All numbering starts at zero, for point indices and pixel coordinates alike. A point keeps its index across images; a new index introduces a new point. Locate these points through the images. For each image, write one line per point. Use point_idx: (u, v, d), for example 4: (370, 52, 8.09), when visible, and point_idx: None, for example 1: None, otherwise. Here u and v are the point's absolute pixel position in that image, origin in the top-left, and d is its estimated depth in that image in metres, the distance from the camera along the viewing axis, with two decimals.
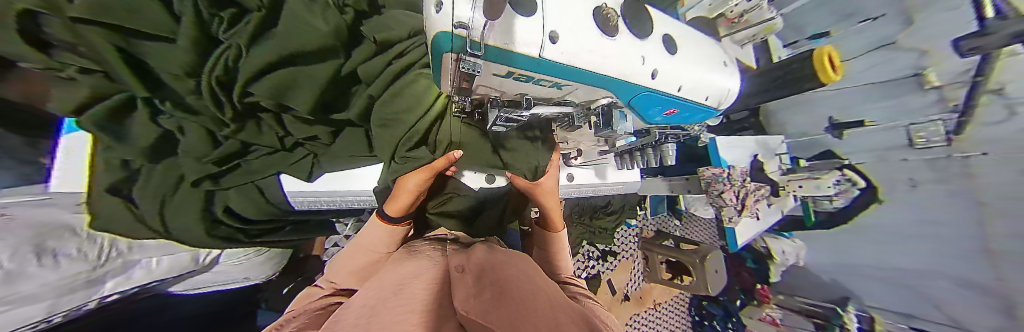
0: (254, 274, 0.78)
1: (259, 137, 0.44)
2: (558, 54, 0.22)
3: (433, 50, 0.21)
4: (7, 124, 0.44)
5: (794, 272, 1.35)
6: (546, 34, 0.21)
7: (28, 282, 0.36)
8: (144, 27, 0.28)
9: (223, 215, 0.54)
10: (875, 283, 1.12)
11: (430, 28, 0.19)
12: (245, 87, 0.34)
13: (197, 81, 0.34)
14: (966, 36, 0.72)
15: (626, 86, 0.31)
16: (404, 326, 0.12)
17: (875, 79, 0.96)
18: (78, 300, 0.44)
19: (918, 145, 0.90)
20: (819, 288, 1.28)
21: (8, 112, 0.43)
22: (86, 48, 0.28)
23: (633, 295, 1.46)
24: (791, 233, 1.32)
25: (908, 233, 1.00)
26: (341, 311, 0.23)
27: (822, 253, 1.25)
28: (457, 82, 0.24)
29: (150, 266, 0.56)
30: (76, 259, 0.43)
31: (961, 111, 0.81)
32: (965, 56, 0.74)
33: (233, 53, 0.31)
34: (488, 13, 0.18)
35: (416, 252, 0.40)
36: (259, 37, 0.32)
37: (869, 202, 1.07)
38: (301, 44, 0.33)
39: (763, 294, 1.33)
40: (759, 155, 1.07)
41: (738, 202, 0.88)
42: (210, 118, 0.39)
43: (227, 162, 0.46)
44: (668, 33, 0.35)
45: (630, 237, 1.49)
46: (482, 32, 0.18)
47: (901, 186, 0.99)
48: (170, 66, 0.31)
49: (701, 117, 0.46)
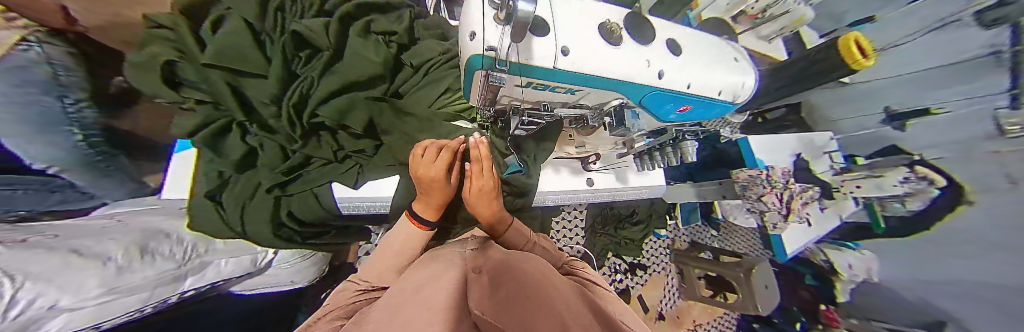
0: (298, 278, 0.86)
1: (319, 151, 0.52)
2: (569, 64, 0.25)
3: (467, 68, 0.25)
4: (133, 154, 0.57)
5: (865, 290, 1.10)
6: (558, 48, 0.25)
7: (135, 275, 0.44)
8: (254, 70, 0.45)
9: (288, 219, 0.58)
10: (962, 299, 0.86)
11: (466, 53, 0.24)
12: (313, 109, 0.45)
13: (276, 106, 0.45)
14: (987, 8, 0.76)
15: (634, 87, 0.32)
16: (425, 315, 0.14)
17: (939, 62, 0.86)
18: (167, 293, 0.50)
19: (1011, 135, 0.73)
20: (905, 309, 1.00)
21: (132, 143, 0.55)
22: (205, 84, 0.44)
23: (668, 314, 1.34)
24: (856, 243, 1.11)
25: (999, 236, 0.77)
26: (370, 309, 0.26)
27: (898, 267, 1.01)
28: (485, 94, 0.28)
29: (220, 265, 0.63)
30: (168, 257, 0.52)
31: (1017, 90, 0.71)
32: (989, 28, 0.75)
33: (307, 82, 0.44)
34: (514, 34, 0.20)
35: (439, 256, 0.41)
36: (324, 70, 0.45)
37: (953, 204, 0.86)
38: (356, 73, 0.45)
39: (829, 316, 1.16)
40: (801, 154, 0.97)
41: (782, 206, 0.80)
42: (283, 135, 0.49)
43: (293, 172, 0.53)
44: (672, 38, 0.37)
45: (661, 248, 1.39)
46: (508, 52, 0.22)
47: (996, 184, 0.77)
48: (261, 95, 0.43)
49: (718, 112, 0.45)
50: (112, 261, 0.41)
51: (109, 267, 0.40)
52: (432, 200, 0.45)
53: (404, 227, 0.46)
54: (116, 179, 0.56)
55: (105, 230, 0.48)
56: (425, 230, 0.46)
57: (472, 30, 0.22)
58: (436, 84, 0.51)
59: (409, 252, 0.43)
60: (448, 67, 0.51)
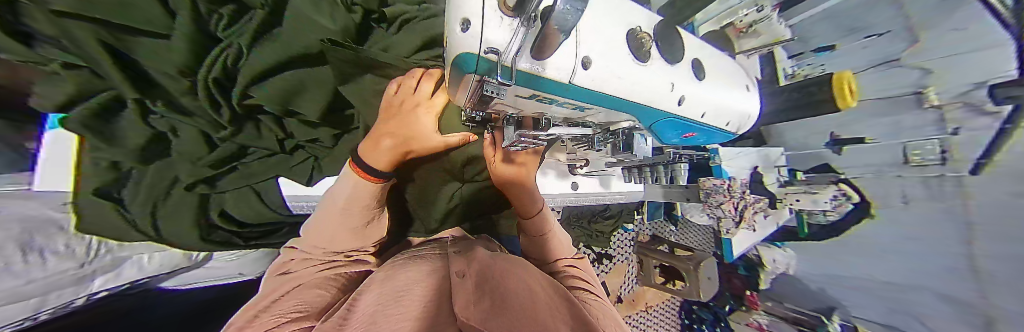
0: (250, 269, 0.75)
1: (259, 141, 0.44)
2: (587, 81, 0.22)
3: (456, 68, 0.19)
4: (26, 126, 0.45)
5: (784, 280, 1.33)
6: (578, 59, 0.20)
7: (6, 282, 0.34)
8: (148, 26, 0.31)
9: (218, 217, 0.54)
10: (858, 292, 1.11)
11: (453, 46, 0.17)
12: (246, 89, 0.35)
13: (190, 79, 0.35)
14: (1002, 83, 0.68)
15: (650, 112, 0.30)
16: None
17: (875, 94, 0.97)
18: (69, 296, 0.44)
19: (913, 163, 0.90)
20: (806, 296, 1.27)
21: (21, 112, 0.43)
22: (68, 43, 0.28)
23: (626, 297, 1.49)
24: (781, 243, 1.31)
25: (897, 245, 0.97)
26: (344, 316, 0.23)
27: (811, 264, 1.23)
28: (477, 100, 0.23)
29: (139, 262, 0.54)
30: (65, 255, 0.43)
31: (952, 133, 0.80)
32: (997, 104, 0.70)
33: (231, 52, 0.32)
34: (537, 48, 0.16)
35: (417, 258, 0.39)
36: (257, 40, 0.34)
37: (859, 218, 1.06)
38: (302, 48, 0.36)
39: (752, 300, 1.37)
40: (757, 167, 1.07)
41: (736, 214, 0.88)
42: (204, 119, 0.40)
43: (223, 165, 0.46)
44: (697, 57, 0.35)
45: (626, 240, 1.50)
46: (513, 60, 0.17)
47: (892, 202, 0.98)
48: (164, 66, 0.33)
49: (720, 139, 0.46)
50: None
51: None
52: (384, 143, 0.37)
53: (344, 179, 0.39)
54: None
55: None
56: (375, 182, 0.39)
57: (466, 17, 0.15)
58: (409, 39, 0.43)
59: (359, 210, 0.40)
60: (423, 21, 0.44)
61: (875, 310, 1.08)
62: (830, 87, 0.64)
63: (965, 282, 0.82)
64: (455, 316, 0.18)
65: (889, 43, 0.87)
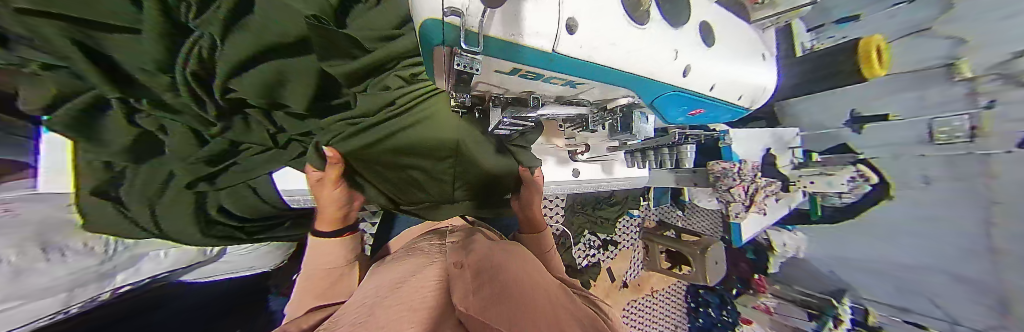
0: (260, 263, 0.77)
1: (249, 135, 0.44)
2: (575, 48, 0.20)
3: (422, 40, 0.18)
4: None
5: (792, 263, 1.28)
6: (562, 22, 0.18)
7: (38, 278, 0.36)
8: (117, 21, 0.25)
9: (217, 214, 0.54)
10: (871, 275, 1.09)
11: (416, 15, 0.16)
12: (224, 84, 0.34)
13: (170, 76, 0.32)
14: None
15: (652, 85, 0.28)
16: (404, 318, 0.12)
17: (902, 69, 0.93)
18: (93, 291, 0.45)
19: (938, 142, 0.86)
20: (816, 278, 1.23)
21: None
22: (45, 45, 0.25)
23: (631, 282, 1.50)
24: (793, 226, 1.24)
25: (909, 227, 0.98)
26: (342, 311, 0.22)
27: (820, 245, 1.20)
28: (454, 79, 0.22)
29: (158, 256, 0.55)
30: (85, 253, 0.43)
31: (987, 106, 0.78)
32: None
33: (203, 44, 0.29)
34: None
35: (417, 250, 0.38)
36: (232, 27, 0.28)
37: (878, 199, 1.03)
38: (279, 36, 0.32)
39: (760, 284, 1.32)
40: (771, 149, 1.01)
41: (746, 198, 0.85)
42: (193, 117, 0.38)
43: (220, 162, 0.47)
44: (706, 20, 0.32)
45: (632, 227, 1.48)
46: (481, 22, 0.15)
47: (914, 183, 0.94)
48: (139, 62, 0.29)
49: (730, 117, 0.43)
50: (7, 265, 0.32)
51: None
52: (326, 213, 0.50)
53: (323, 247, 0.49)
54: None
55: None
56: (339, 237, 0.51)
57: None
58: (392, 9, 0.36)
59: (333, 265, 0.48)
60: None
61: (885, 289, 1.07)
62: (857, 49, 0.64)
63: (979, 262, 0.85)
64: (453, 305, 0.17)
65: (917, 13, 0.88)
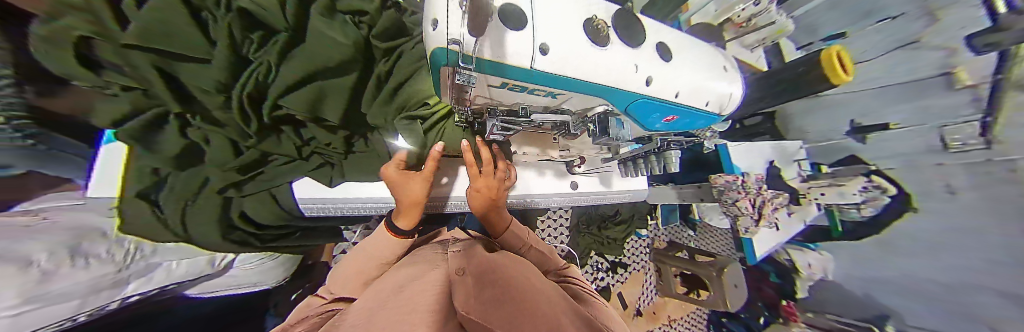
0: (263, 280, 0.76)
1: (280, 147, 0.48)
2: (548, 64, 0.23)
3: (432, 63, 0.23)
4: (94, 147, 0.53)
5: (822, 286, 1.20)
6: (536, 46, 0.22)
7: (63, 281, 0.35)
8: (193, 52, 0.34)
9: (238, 219, 0.57)
10: (911, 295, 0.96)
11: (430, 44, 0.21)
12: (276, 99, 0.39)
13: (224, 95, 0.38)
14: (983, 30, 0.71)
15: (622, 95, 0.32)
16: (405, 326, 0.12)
17: (892, 82, 0.94)
18: (106, 299, 0.43)
19: (952, 149, 0.83)
20: (853, 304, 1.12)
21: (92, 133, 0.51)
22: (131, 69, 0.31)
23: (646, 310, 1.39)
24: (815, 244, 1.21)
25: (935, 238, 0.89)
26: (347, 312, 0.23)
27: (850, 265, 1.12)
28: (455, 92, 0.27)
29: (170, 267, 0.55)
30: (105, 260, 0.43)
31: (988, 111, 0.75)
32: (982, 53, 0.72)
33: (263, 69, 0.37)
34: (473, 27, 0.19)
35: (420, 258, 0.39)
36: (284, 57, 0.38)
37: (901, 212, 0.96)
38: (323, 61, 0.40)
39: (789, 311, 1.21)
40: (773, 161, 1.01)
41: (754, 211, 0.82)
42: (233, 129, 0.44)
43: (248, 170, 0.51)
44: (662, 41, 0.36)
45: (640, 247, 1.43)
46: (474, 47, 0.20)
47: (938, 193, 0.88)
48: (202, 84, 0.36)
49: (705, 122, 0.46)
50: (38, 265, 0.32)
51: (32, 272, 0.31)
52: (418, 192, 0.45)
53: (378, 238, 0.44)
54: (55, 163, 0.45)
55: (37, 227, 0.37)
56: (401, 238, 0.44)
57: (434, 18, 0.20)
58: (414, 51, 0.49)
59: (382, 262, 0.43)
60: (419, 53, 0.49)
61: (933, 314, 0.92)
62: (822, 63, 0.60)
63: (1008, 271, 0.74)
64: (454, 309, 0.17)
65: (905, 26, 0.88)
